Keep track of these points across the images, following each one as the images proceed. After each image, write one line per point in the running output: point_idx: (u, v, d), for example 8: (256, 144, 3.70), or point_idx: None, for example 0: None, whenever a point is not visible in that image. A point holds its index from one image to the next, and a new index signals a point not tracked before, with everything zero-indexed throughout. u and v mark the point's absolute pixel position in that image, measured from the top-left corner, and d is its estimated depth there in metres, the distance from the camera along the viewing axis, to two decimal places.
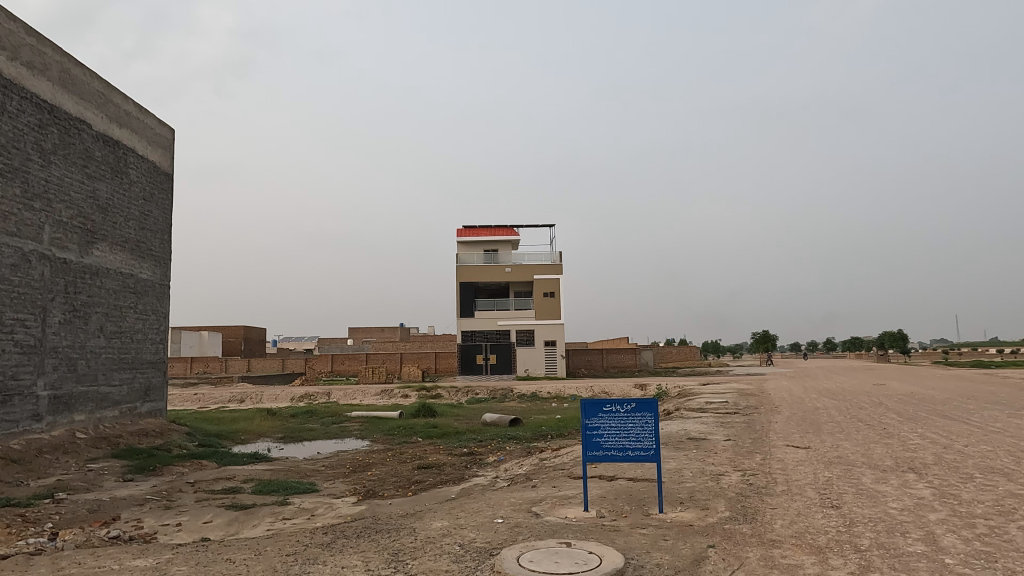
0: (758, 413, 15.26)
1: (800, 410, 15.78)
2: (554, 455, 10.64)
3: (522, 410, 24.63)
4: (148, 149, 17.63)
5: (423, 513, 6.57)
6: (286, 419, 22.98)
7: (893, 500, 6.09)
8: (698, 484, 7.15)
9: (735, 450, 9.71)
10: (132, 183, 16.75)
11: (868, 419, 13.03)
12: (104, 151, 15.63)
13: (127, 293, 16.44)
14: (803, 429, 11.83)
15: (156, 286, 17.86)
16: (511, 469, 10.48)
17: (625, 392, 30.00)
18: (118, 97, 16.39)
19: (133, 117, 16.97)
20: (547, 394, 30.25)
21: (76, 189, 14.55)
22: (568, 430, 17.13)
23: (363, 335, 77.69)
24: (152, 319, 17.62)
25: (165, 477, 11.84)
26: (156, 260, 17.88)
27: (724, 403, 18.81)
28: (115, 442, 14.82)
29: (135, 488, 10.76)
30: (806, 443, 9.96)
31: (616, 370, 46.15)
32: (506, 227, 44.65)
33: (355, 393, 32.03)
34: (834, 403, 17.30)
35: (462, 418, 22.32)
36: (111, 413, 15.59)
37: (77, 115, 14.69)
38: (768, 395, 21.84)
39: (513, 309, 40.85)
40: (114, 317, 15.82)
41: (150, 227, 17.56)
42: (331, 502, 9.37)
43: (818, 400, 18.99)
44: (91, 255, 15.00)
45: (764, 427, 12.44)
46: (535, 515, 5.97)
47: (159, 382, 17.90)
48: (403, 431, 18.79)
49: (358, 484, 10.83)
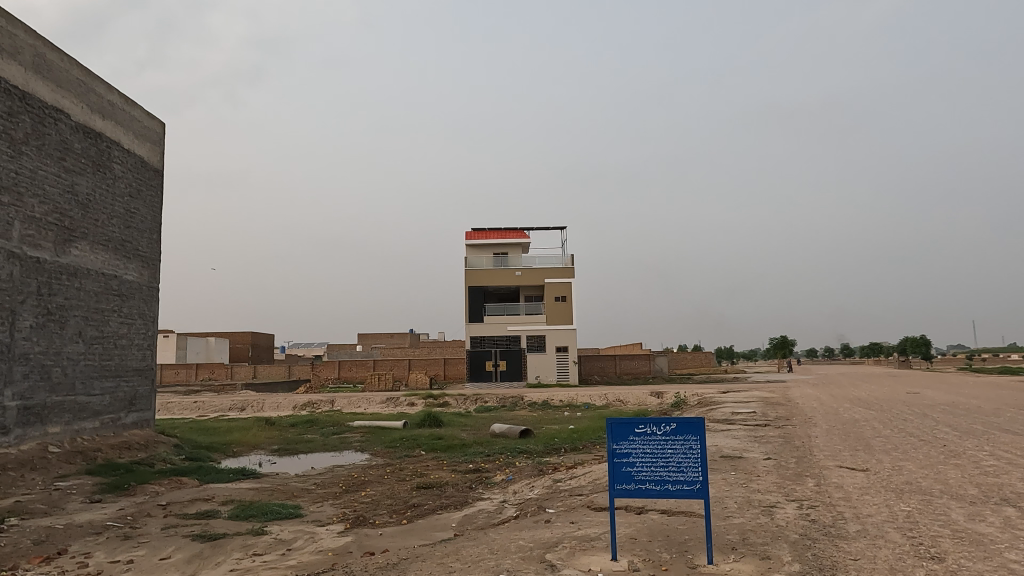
0: (793, 426, 13.87)
1: (838, 422, 14.45)
2: (570, 478, 9.32)
3: (532, 420, 23.29)
4: (134, 143, 16.61)
5: (409, 563, 5.29)
6: (285, 429, 21.81)
7: (1009, 549, 4.77)
8: (749, 521, 5.83)
9: (780, 472, 8.40)
10: (116, 179, 15.72)
11: (921, 434, 11.65)
12: (85, 143, 14.60)
13: (111, 295, 15.38)
14: (852, 446, 10.47)
15: (143, 288, 16.81)
16: (520, 493, 9.18)
17: (641, 401, 28.60)
18: (101, 86, 15.38)
19: (118, 107, 15.95)
20: (559, 402, 28.94)
21: (51, 183, 13.51)
22: (583, 442, 15.82)
23: (373, 340, 76.73)
24: (138, 323, 16.56)
25: (137, 498, 10.65)
26: (143, 260, 16.82)
27: (752, 414, 17.38)
28: (93, 456, 13.68)
29: (99, 512, 9.58)
30: (862, 465, 8.61)
31: (630, 377, 44.74)
32: (516, 229, 43.51)
33: (360, 400, 30.85)
34: (872, 414, 15.89)
35: (470, 429, 21.06)
36: (90, 424, 14.49)
37: (53, 104, 13.68)
38: (796, 404, 20.48)
39: (524, 313, 39.64)
40: (95, 321, 14.74)
41: (136, 226, 16.54)
42: (314, 531, 8.17)
43: (853, 410, 17.57)
44: (69, 254, 13.93)
45: (804, 442, 11.13)
46: (550, 568, 4.69)
47: (146, 391, 16.79)
48: (406, 443, 17.58)
49: (349, 508, 9.61)
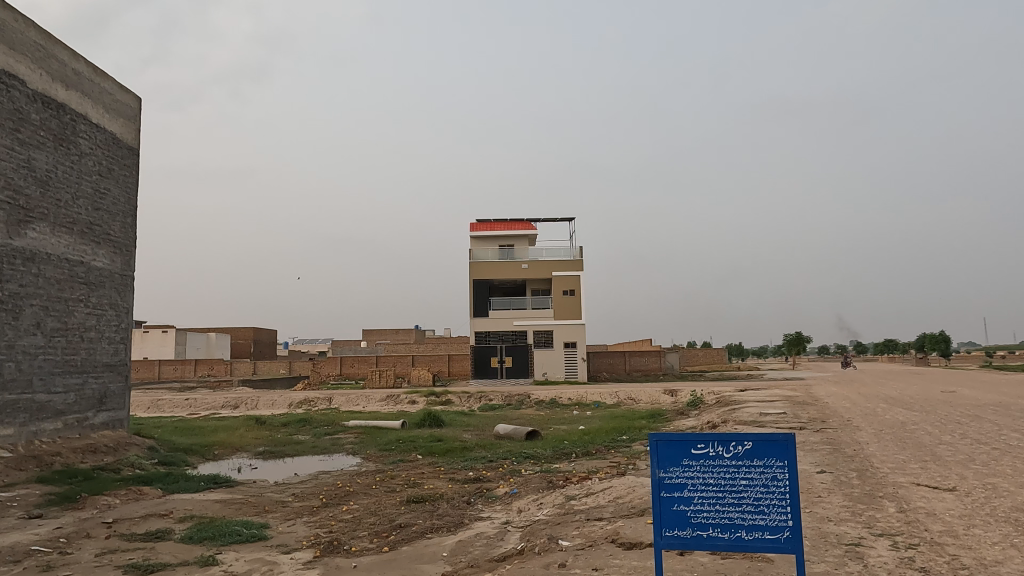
0: (835, 430, 12.25)
1: (884, 424, 12.88)
2: (586, 495, 7.79)
3: (540, 420, 21.80)
4: (104, 118, 15.19)
5: None
6: (275, 430, 20.42)
7: None
8: (836, 570, 4.29)
9: (845, 491, 6.79)
10: (82, 155, 14.32)
11: (992, 441, 10.05)
12: (44, 114, 13.22)
13: (75, 283, 13.95)
14: (917, 456, 8.89)
15: (115, 277, 15.39)
16: (527, 512, 7.71)
17: (654, 400, 27.11)
18: (64, 52, 13.96)
19: (84, 77, 14.53)
20: (568, 400, 27.49)
21: (3, 156, 12.14)
22: (597, 446, 14.33)
23: (378, 338, 75.39)
24: (109, 314, 15.14)
25: (84, 513, 9.19)
26: (115, 246, 15.38)
27: (781, 415, 15.77)
28: (50, 461, 12.27)
29: (31, 532, 8.12)
30: (945, 483, 7.01)
31: (641, 374, 43.23)
32: (523, 221, 41.87)
33: (358, 398, 29.40)
34: (919, 416, 14.27)
35: (472, 429, 19.56)
36: (51, 426, 13.12)
37: (5, 69, 12.29)
38: (826, 404, 18.86)
39: (531, 308, 38.05)
40: (56, 312, 13.32)
41: (107, 208, 15.14)
42: (276, 562, 6.72)
43: (892, 411, 15.97)
44: (25, 236, 12.54)
45: (857, 450, 9.59)
46: None
47: (119, 388, 15.41)
48: (402, 446, 16.11)
49: (325, 529, 8.13)
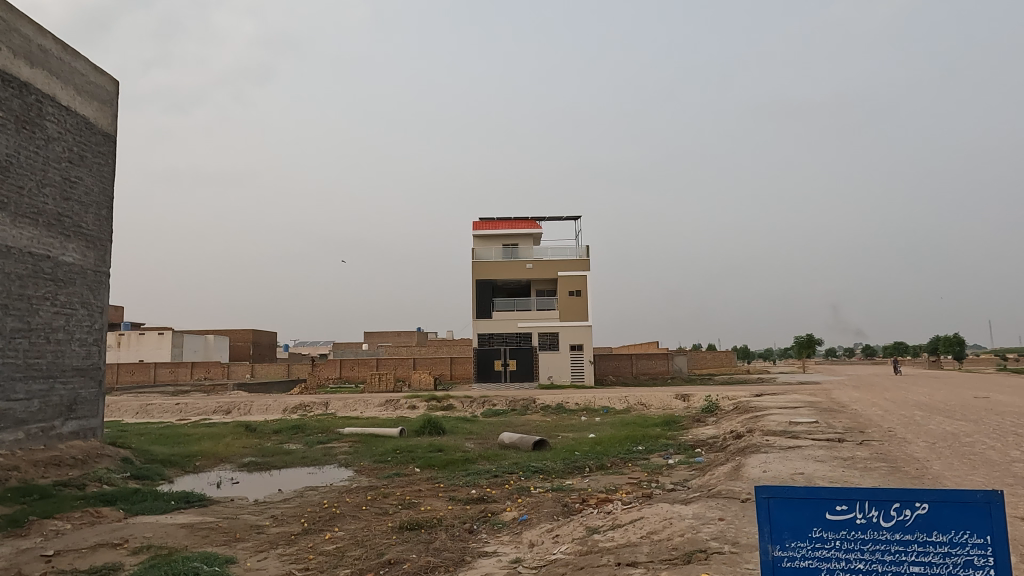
0: (881, 442, 10.95)
1: (934, 436, 11.59)
2: (612, 527, 6.49)
3: (546, 427, 20.47)
4: (76, 101, 13.98)
5: None
6: (265, 438, 19.17)
7: None
8: None
9: None
10: (49, 140, 13.10)
11: None
12: (4, 93, 12.01)
13: (40, 279, 12.72)
14: (997, 478, 7.57)
15: (88, 273, 14.13)
16: (541, 548, 6.47)
17: (665, 405, 25.85)
18: (29, 27, 12.79)
19: (52, 55, 13.33)
20: (575, 405, 26.23)
21: None
22: (612, 457, 13.06)
23: (378, 340, 74.01)
24: (81, 314, 13.87)
25: (26, 542, 7.93)
26: (88, 239, 14.13)
27: (812, 424, 14.48)
28: (5, 476, 11.03)
29: None
30: None
31: (648, 377, 41.86)
32: (527, 219, 40.56)
33: (356, 402, 28.17)
34: (967, 426, 12.96)
35: (474, 437, 18.29)
36: (11, 436, 11.91)
37: None
38: (855, 410, 17.54)
39: (536, 309, 36.77)
40: (17, 311, 12.08)
41: (78, 199, 13.90)
42: None
43: (933, 419, 14.62)
44: None
45: (923, 470, 8.25)
46: None
47: (92, 394, 14.16)
48: (400, 456, 14.88)
49: (303, 564, 6.88)
